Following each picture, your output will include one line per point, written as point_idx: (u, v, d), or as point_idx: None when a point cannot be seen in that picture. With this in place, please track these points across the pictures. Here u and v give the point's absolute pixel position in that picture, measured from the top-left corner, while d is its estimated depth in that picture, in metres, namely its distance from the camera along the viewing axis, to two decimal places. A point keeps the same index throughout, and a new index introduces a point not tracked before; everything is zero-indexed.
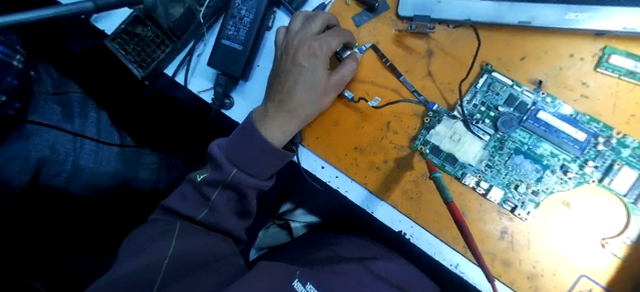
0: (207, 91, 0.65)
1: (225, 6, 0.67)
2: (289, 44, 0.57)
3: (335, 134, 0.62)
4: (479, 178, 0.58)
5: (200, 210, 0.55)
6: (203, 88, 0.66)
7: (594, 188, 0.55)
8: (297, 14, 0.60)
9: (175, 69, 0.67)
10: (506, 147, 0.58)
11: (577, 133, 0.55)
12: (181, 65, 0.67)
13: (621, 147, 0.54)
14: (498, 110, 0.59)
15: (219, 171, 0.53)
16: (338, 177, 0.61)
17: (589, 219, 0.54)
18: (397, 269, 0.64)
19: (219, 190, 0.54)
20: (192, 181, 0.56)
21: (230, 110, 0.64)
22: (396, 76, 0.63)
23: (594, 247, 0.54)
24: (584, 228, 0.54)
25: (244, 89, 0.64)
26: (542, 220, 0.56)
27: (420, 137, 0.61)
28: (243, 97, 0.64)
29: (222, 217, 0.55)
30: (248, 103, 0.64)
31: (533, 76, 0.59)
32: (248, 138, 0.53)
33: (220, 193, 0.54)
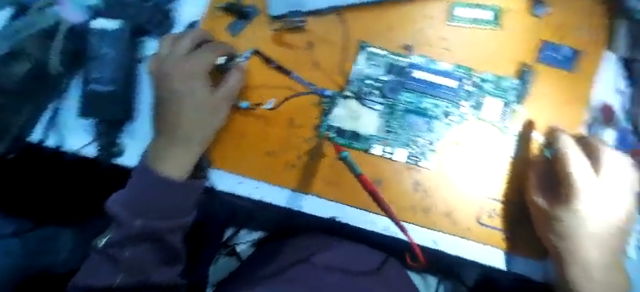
0: (89, 145, 0.57)
1: (78, 50, 0.64)
2: (162, 68, 0.51)
3: (243, 146, 0.62)
4: (384, 145, 0.63)
5: (112, 276, 0.44)
6: (81, 143, 0.58)
7: (473, 123, 0.63)
8: (164, 38, 0.54)
9: (41, 130, 0.57)
10: (397, 110, 0.64)
11: (447, 82, 0.64)
12: (48, 123, 0.58)
13: (485, 83, 0.63)
14: (382, 80, 0.64)
15: (123, 226, 0.45)
16: (257, 187, 0.61)
17: (478, 150, 0.63)
18: (340, 256, 0.67)
19: (129, 246, 0.45)
20: (96, 250, 0.46)
21: (123, 157, 0.55)
22: (285, 74, 0.63)
23: (488, 172, 0.62)
24: (476, 158, 0.62)
25: (133, 130, 0.57)
26: (442, 164, 0.63)
27: (323, 124, 0.63)
28: (134, 139, 0.57)
29: (144, 274, 0.45)
30: (140, 143, 0.56)
31: (402, 42, 0.65)
32: (147, 181, 0.48)
33: (132, 248, 0.45)
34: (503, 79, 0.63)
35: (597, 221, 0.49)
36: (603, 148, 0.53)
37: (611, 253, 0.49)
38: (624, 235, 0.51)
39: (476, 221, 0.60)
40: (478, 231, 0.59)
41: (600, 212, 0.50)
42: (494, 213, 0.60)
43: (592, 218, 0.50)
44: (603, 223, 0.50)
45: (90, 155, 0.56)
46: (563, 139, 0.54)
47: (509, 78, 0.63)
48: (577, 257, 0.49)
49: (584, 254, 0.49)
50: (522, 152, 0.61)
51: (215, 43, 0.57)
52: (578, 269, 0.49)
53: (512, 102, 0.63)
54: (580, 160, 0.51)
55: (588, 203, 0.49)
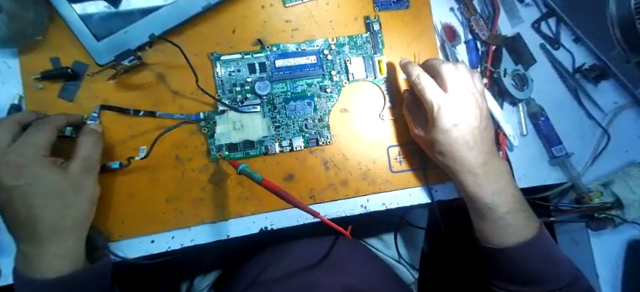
0: None
1: None
2: None
3: (139, 205, 0.57)
4: (280, 141, 0.63)
5: None
6: None
7: (349, 86, 0.66)
8: None
9: None
10: (278, 103, 0.63)
11: (310, 59, 0.64)
12: None
13: (342, 47, 0.66)
14: (250, 82, 0.63)
15: None
16: (174, 236, 0.57)
17: (363, 109, 0.66)
18: (287, 260, 0.64)
19: None
20: None
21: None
22: (151, 116, 0.59)
23: (376, 123, 0.66)
24: (365, 117, 0.66)
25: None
26: (339, 134, 0.65)
27: (212, 146, 0.60)
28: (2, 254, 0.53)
29: None
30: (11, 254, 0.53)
31: (252, 39, 0.64)
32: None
33: None
34: (355, 37, 0.67)
35: (463, 129, 0.55)
36: (442, 66, 0.59)
37: (485, 148, 0.57)
38: (486, 128, 0.59)
39: (389, 170, 0.66)
40: (394, 178, 0.66)
41: (463, 120, 0.55)
42: (400, 157, 0.66)
43: (460, 129, 0.55)
44: (468, 127, 0.55)
45: None
46: (413, 72, 0.58)
47: (359, 35, 0.67)
48: (463, 165, 0.55)
49: (467, 160, 0.55)
50: (396, 95, 0.67)
51: (46, 117, 0.50)
52: (468, 175, 0.55)
53: (372, 55, 0.67)
54: (432, 84, 0.56)
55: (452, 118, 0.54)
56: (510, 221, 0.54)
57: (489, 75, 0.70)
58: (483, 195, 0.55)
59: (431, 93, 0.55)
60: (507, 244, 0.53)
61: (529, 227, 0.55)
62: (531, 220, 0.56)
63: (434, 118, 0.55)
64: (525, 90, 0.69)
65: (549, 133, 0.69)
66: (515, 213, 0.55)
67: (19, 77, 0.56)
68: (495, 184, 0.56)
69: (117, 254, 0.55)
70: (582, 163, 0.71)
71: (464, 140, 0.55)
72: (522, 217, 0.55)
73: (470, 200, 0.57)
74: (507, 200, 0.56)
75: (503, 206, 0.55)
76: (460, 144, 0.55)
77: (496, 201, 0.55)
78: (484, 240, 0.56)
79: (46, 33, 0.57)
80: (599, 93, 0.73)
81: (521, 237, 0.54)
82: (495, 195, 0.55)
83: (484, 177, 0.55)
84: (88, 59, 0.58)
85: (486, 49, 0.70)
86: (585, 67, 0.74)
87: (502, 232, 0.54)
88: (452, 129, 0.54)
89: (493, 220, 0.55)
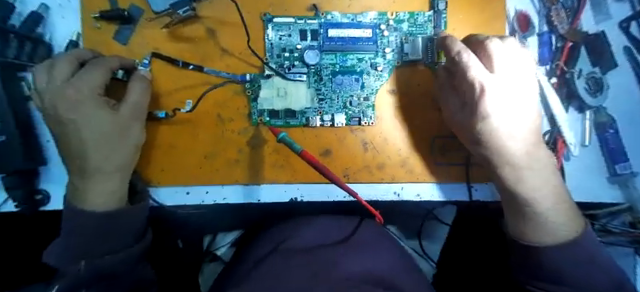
0: (4, 203, 0.56)
1: None
2: (44, 102, 0.46)
3: (177, 158, 0.58)
4: (321, 114, 0.61)
5: None
6: None
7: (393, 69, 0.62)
8: (37, 67, 0.47)
9: None
10: (324, 75, 0.61)
11: (365, 32, 0.60)
12: None
13: (400, 24, 0.62)
14: (299, 49, 0.60)
15: (66, 274, 0.42)
16: (208, 191, 0.59)
17: (404, 96, 0.62)
18: (313, 232, 0.64)
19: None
20: None
21: (51, 201, 0.57)
22: (198, 71, 0.58)
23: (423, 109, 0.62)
24: (404, 103, 0.62)
25: (50, 172, 0.57)
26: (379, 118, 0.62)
27: (254, 110, 0.59)
28: (51, 181, 0.57)
29: None
30: (60, 182, 0.57)
31: (307, 4, 0.61)
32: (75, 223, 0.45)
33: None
34: (416, 14, 0.62)
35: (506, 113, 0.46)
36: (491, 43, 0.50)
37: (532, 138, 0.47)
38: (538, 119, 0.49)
39: (430, 161, 0.63)
40: (433, 170, 0.63)
41: (511, 108, 0.47)
42: (443, 150, 0.63)
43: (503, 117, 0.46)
44: (519, 120, 0.47)
45: (13, 210, 0.56)
46: (454, 47, 0.50)
47: (421, 12, 0.62)
48: (501, 155, 0.47)
49: (507, 150, 0.46)
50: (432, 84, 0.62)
51: (102, 57, 0.50)
52: (506, 166, 0.47)
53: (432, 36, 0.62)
54: (478, 64, 0.48)
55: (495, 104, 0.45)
56: (553, 220, 0.44)
57: (559, 74, 0.63)
58: (522, 189, 0.45)
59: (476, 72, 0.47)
60: (545, 243, 0.43)
61: (572, 225, 0.44)
62: (576, 219, 0.45)
63: (476, 100, 0.46)
64: (598, 96, 0.63)
65: (616, 147, 0.63)
66: (557, 211, 0.45)
67: (78, 13, 0.57)
68: (538, 178, 0.46)
69: (154, 198, 0.58)
70: None
71: (508, 131, 0.46)
72: (568, 217, 0.45)
73: (509, 196, 0.47)
74: (556, 203, 0.45)
75: (545, 202, 0.45)
76: (503, 135, 0.46)
77: (537, 196, 0.45)
78: (517, 237, 0.46)
79: None
80: None
81: (562, 235, 0.43)
82: (536, 191, 0.45)
83: (525, 170, 0.46)
84: (144, 4, 0.57)
85: (562, 45, 0.63)
86: None
87: (544, 235, 0.44)
88: (490, 118, 0.46)
89: (536, 222, 0.44)
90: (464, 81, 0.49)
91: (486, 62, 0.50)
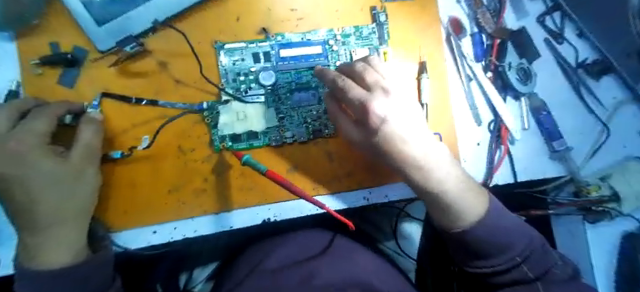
0: None
1: None
2: None
3: (139, 196, 0.56)
4: (284, 132, 0.62)
5: None
6: None
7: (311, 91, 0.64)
8: None
9: None
10: (282, 94, 0.62)
11: (316, 49, 0.63)
12: None
13: (347, 38, 0.65)
14: (254, 71, 0.61)
15: None
16: (176, 227, 0.57)
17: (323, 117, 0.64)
18: (290, 249, 0.65)
19: None
20: None
21: None
22: (152, 105, 0.57)
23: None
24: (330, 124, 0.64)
25: None
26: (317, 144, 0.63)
27: (215, 136, 0.59)
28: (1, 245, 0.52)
29: None
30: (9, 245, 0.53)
31: (256, 28, 0.63)
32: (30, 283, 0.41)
33: None
34: (361, 28, 0.66)
35: (399, 121, 0.48)
36: (357, 66, 0.54)
37: (428, 139, 0.51)
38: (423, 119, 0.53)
39: None
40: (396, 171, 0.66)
41: (403, 114, 0.49)
42: None
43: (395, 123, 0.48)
44: (415, 126, 0.50)
45: None
46: (330, 75, 0.53)
47: (365, 25, 0.66)
48: (405, 162, 0.50)
49: (409, 155, 0.49)
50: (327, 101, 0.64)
51: (45, 105, 0.48)
52: (413, 169, 0.50)
53: (378, 46, 0.66)
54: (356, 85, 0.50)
55: (384, 110, 0.47)
56: (463, 204, 0.50)
57: (494, 69, 0.71)
58: (431, 184, 0.50)
59: (355, 90, 0.49)
60: (465, 227, 0.50)
61: (479, 204, 0.51)
62: (478, 191, 0.53)
63: (364, 112, 0.48)
64: (529, 84, 0.70)
65: (551, 127, 0.70)
66: (465, 195, 0.51)
67: (15, 61, 0.54)
68: (442, 171, 0.51)
69: (117, 243, 0.54)
70: (581, 156, 0.72)
71: (403, 136, 0.48)
72: (470, 194, 0.51)
73: (422, 193, 0.52)
74: (458, 185, 0.51)
75: (452, 191, 0.50)
76: (400, 141, 0.48)
77: (444, 187, 0.50)
78: (447, 228, 0.52)
79: (42, 16, 0.55)
80: (601, 87, 0.74)
81: (473, 215, 0.50)
82: (443, 183, 0.50)
83: (429, 169, 0.50)
84: (88, 44, 0.56)
85: (491, 43, 0.71)
86: (587, 62, 0.74)
87: (459, 219, 0.51)
88: (383, 126, 0.48)
89: (449, 210, 0.51)
90: (347, 99, 0.51)
91: (360, 82, 0.52)
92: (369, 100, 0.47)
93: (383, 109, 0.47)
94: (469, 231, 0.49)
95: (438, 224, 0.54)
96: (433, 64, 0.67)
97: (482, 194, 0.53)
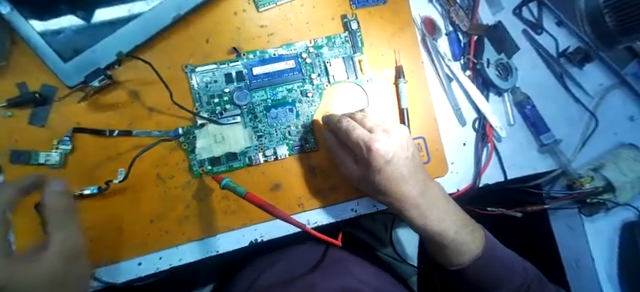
0: None
1: None
2: None
3: (122, 230, 0.55)
4: (263, 150, 0.61)
5: None
6: None
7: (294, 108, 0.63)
8: None
9: None
10: (258, 112, 0.61)
11: (288, 64, 0.62)
12: None
13: (320, 49, 0.64)
14: (228, 92, 0.61)
15: None
16: (161, 257, 0.56)
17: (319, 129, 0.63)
18: (282, 267, 0.64)
19: None
20: None
21: None
22: (125, 136, 0.57)
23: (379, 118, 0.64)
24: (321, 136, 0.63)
25: None
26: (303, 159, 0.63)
27: (194, 162, 0.59)
28: None
29: None
30: None
31: (227, 48, 0.62)
32: None
33: None
34: (333, 38, 0.65)
35: (399, 161, 0.50)
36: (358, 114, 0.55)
37: (423, 177, 0.53)
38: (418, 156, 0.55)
39: None
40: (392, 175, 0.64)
41: (401, 152, 0.51)
42: None
43: (394, 163, 0.49)
44: (409, 167, 0.51)
45: None
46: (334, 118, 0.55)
47: (337, 35, 0.65)
48: (404, 202, 0.51)
49: (408, 194, 0.51)
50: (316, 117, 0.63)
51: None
52: (411, 208, 0.52)
53: (352, 54, 0.65)
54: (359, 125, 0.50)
55: (387, 152, 0.48)
56: (463, 240, 0.52)
57: (472, 67, 0.69)
58: (430, 222, 0.52)
59: (360, 131, 0.49)
60: (465, 262, 0.52)
61: (477, 239, 0.53)
62: (476, 228, 0.55)
63: (368, 153, 0.48)
64: (510, 79, 0.69)
65: (536, 121, 0.68)
66: (463, 231, 0.53)
67: None
68: (438, 208, 0.53)
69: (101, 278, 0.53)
70: (572, 147, 0.70)
71: (400, 175, 0.50)
72: (469, 230, 0.53)
73: (421, 232, 0.53)
74: (457, 222, 0.53)
75: (451, 228, 0.52)
76: (400, 179, 0.50)
77: (442, 224, 0.52)
78: (447, 263, 0.54)
79: (10, 58, 0.55)
80: (585, 75, 0.72)
81: (474, 250, 0.52)
82: (440, 221, 0.52)
83: (427, 207, 0.52)
84: (56, 81, 0.56)
85: (468, 40, 0.69)
86: (569, 50, 0.72)
87: (461, 257, 0.52)
88: (385, 166, 0.49)
89: (450, 247, 0.52)
90: (349, 139, 0.50)
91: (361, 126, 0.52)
92: (372, 140, 0.47)
93: (385, 149, 0.48)
94: (469, 266, 0.52)
95: (437, 260, 0.55)
96: (410, 67, 0.66)
97: (479, 230, 0.55)
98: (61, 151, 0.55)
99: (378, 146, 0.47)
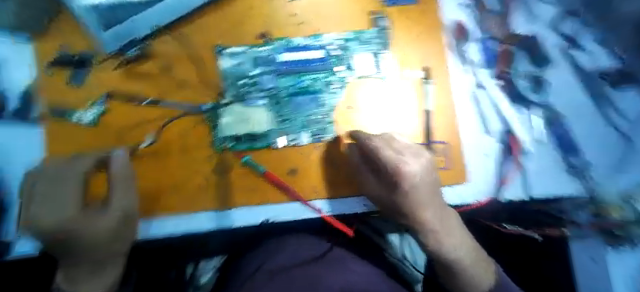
0: None
1: None
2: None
3: (143, 192, 0.58)
4: (281, 135, 0.62)
5: None
6: None
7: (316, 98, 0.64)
8: None
9: None
10: (281, 98, 0.63)
11: (315, 54, 0.63)
12: None
13: (349, 43, 0.64)
14: (254, 75, 0.62)
15: None
16: (175, 224, 0.58)
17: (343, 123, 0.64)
18: (289, 254, 0.63)
19: None
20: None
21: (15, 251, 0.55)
22: (155, 104, 0.60)
23: (400, 117, 0.64)
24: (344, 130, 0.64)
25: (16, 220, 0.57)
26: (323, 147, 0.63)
27: (215, 138, 0.61)
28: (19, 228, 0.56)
29: None
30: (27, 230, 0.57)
31: (258, 31, 0.63)
32: None
33: None
34: (363, 32, 0.65)
35: (423, 186, 0.50)
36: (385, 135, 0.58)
37: (442, 206, 0.54)
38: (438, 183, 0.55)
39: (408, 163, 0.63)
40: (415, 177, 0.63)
41: (428, 176, 0.51)
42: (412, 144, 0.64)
43: (421, 188, 0.50)
44: (433, 194, 0.52)
45: None
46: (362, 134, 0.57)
47: (367, 30, 0.65)
48: (422, 227, 0.52)
49: (428, 220, 0.51)
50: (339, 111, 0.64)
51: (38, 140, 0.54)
52: (429, 233, 0.52)
53: (380, 51, 0.65)
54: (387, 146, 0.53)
55: (416, 177, 0.49)
56: (475, 271, 0.53)
57: (504, 76, 0.68)
58: (446, 249, 0.52)
59: (386, 153, 0.52)
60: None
61: (488, 272, 0.55)
62: (487, 261, 0.57)
63: (397, 176, 0.49)
64: (541, 93, 0.68)
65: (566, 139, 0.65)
66: (476, 262, 0.54)
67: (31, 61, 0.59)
68: (454, 237, 0.54)
69: None
70: (603, 175, 0.66)
71: (422, 202, 0.50)
72: (481, 263, 0.55)
73: (435, 257, 0.54)
74: (470, 253, 0.54)
75: (465, 258, 0.53)
76: (422, 204, 0.50)
77: (458, 253, 0.53)
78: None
79: (60, 21, 0.60)
80: (625, 98, 0.68)
81: (487, 281, 0.54)
82: (456, 249, 0.53)
83: (444, 233, 0.53)
84: (96, 47, 0.60)
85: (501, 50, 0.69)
86: (609, 70, 0.69)
87: (475, 287, 0.53)
88: (413, 190, 0.49)
89: (465, 276, 0.53)
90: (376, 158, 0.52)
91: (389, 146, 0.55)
92: (401, 162, 0.49)
93: (415, 172, 0.49)
94: None
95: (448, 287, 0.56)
96: (438, 70, 0.65)
97: (490, 262, 0.57)
98: (96, 111, 0.59)
99: (407, 169, 0.49)
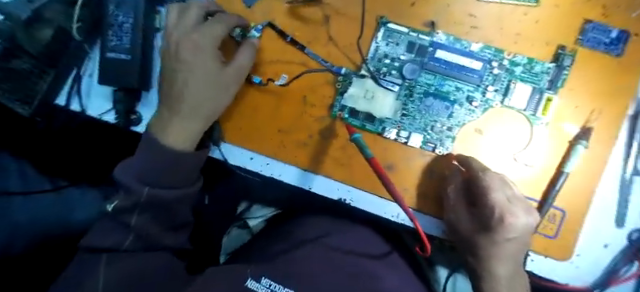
0: (109, 113, 0.63)
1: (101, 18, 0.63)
2: (171, 38, 0.54)
3: (254, 123, 0.61)
4: (398, 129, 0.60)
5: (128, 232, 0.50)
6: (103, 111, 0.63)
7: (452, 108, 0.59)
8: (176, 5, 0.56)
9: (66, 99, 0.65)
10: (416, 93, 0.59)
11: (473, 63, 0.58)
12: (72, 96, 0.64)
13: (514, 66, 0.58)
14: (401, 60, 0.60)
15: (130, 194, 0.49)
16: (268, 164, 0.61)
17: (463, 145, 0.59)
18: (349, 239, 0.65)
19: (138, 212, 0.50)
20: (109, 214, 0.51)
21: (140, 125, 0.63)
22: (299, 49, 0.61)
23: (528, 166, 0.58)
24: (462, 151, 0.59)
25: (148, 100, 0.62)
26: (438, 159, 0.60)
27: (337, 103, 0.60)
28: (149, 108, 0.62)
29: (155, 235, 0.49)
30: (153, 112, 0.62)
31: (426, 19, 0.60)
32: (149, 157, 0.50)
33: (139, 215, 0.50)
34: (535, 62, 0.57)
35: (517, 243, 0.50)
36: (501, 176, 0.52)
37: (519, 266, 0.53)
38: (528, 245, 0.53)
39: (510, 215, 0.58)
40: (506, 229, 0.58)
41: (525, 237, 0.49)
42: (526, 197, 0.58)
43: (512, 244, 0.50)
44: (520, 252, 0.51)
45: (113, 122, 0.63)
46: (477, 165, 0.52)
47: (541, 61, 0.57)
48: (488, 273, 0.54)
49: (497, 271, 0.53)
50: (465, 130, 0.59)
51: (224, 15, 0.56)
52: (491, 282, 0.54)
53: (544, 89, 0.57)
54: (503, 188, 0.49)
55: (514, 234, 0.48)
56: None
57: None
58: None
59: (498, 196, 0.48)
60: None
61: None
62: None
63: (497, 222, 0.48)
64: None
65: None
66: None
67: None
68: None
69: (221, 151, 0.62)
70: None
71: (502, 255, 0.51)
72: None
73: None
74: None
75: None
76: (500, 257, 0.52)
77: None
78: None
79: None
80: None
81: None
82: None
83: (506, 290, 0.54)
84: None
85: None
86: None
87: None
88: (504, 242, 0.49)
89: None
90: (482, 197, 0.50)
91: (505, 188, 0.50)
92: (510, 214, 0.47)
93: (517, 230, 0.47)
94: None
95: None
96: (597, 136, 0.57)
97: None
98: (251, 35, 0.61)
99: (512, 223, 0.47)
